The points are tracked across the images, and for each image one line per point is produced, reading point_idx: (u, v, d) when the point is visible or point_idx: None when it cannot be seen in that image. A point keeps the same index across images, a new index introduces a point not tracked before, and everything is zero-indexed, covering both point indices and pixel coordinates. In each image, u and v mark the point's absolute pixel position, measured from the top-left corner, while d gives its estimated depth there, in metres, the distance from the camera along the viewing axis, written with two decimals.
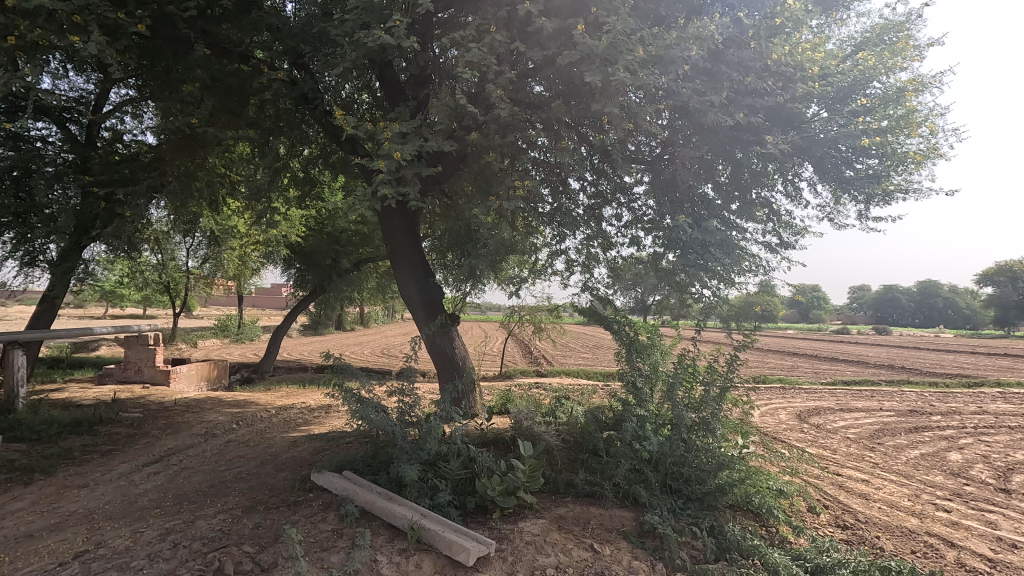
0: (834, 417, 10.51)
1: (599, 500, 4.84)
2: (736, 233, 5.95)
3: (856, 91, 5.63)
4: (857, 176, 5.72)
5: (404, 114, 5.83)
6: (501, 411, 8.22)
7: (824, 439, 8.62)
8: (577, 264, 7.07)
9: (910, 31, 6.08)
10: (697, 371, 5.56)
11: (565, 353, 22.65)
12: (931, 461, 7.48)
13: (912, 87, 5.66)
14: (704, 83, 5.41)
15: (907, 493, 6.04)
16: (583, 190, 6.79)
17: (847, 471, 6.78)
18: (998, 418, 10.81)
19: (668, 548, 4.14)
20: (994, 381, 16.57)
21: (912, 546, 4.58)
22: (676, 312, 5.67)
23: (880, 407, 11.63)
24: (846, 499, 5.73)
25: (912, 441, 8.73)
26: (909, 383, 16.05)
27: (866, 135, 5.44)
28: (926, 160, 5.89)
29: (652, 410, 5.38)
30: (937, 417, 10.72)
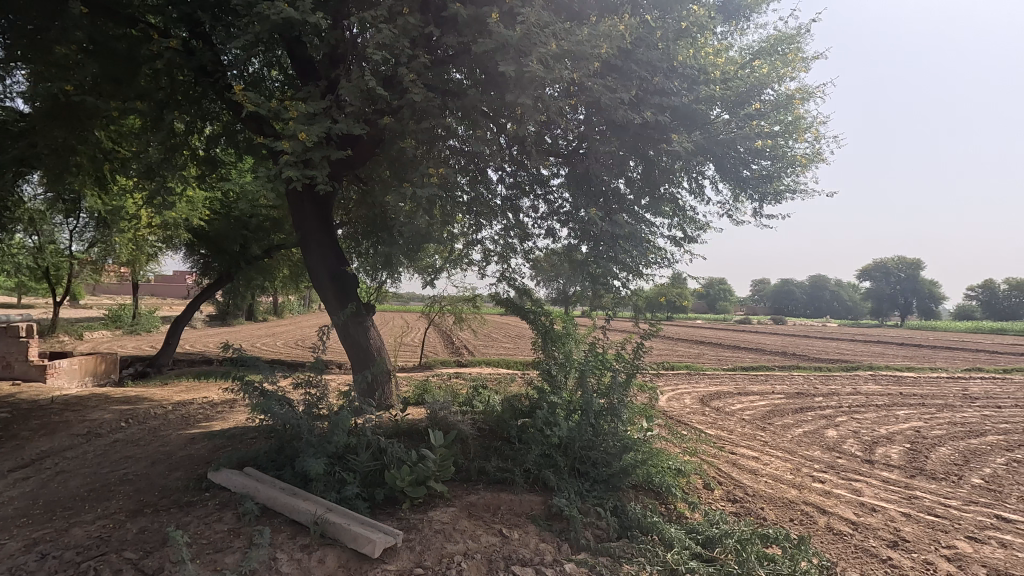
0: (732, 400, 11.35)
1: (509, 486, 4.93)
2: (645, 228, 6.23)
3: (752, 97, 6.04)
4: (753, 176, 6.19)
5: (314, 94, 5.57)
6: (417, 401, 8.14)
7: (723, 421, 9.26)
8: (494, 255, 7.12)
9: (800, 44, 6.58)
10: (608, 359, 5.75)
11: (487, 344, 22.80)
12: (812, 438, 8.28)
13: (799, 96, 6.17)
14: (615, 80, 5.59)
15: (789, 468, 6.64)
16: (501, 180, 6.79)
17: (740, 450, 7.34)
18: (868, 398, 12.15)
19: (574, 529, 4.28)
20: (868, 366, 18.56)
21: (790, 514, 5.05)
22: (590, 303, 5.97)
23: (772, 390, 12.70)
24: (738, 475, 6.21)
25: (798, 420, 9.61)
26: (798, 368, 17.63)
27: (760, 138, 5.87)
28: (811, 163, 6.44)
29: (564, 397, 5.51)
30: (819, 398, 11.86)
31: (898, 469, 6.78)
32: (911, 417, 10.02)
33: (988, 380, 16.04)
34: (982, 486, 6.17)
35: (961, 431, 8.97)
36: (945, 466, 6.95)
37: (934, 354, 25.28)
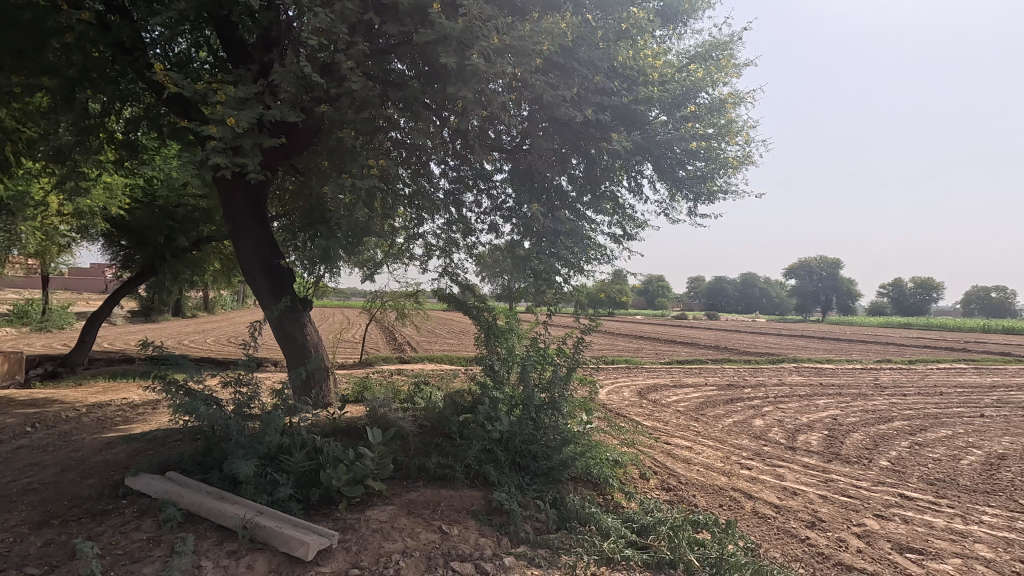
0: (668, 392, 11.79)
1: (450, 482, 4.90)
2: (586, 224, 6.33)
3: (688, 99, 6.25)
4: (688, 176, 6.43)
5: (246, 78, 5.29)
6: (357, 399, 7.95)
7: (659, 412, 9.60)
8: (436, 249, 7.04)
9: (733, 51, 6.88)
10: (549, 354, 5.80)
11: (431, 340, 22.61)
12: (741, 427, 8.73)
13: (731, 100, 6.44)
14: (557, 78, 5.64)
15: (720, 456, 6.96)
16: (443, 174, 6.71)
17: (675, 440, 7.63)
18: (791, 388, 12.94)
19: (514, 523, 4.30)
20: (791, 358, 19.77)
21: (719, 500, 5.29)
22: (534, 298, 5.88)
23: (705, 382, 13.29)
24: (672, 464, 6.45)
25: (728, 410, 10.11)
26: (729, 361, 18.54)
27: (695, 140, 6.09)
28: (741, 165, 6.75)
29: (506, 392, 5.53)
30: (748, 389, 12.52)
31: (817, 454, 7.26)
32: (829, 406, 10.75)
33: (896, 371, 17.46)
34: (889, 468, 6.70)
35: (871, 418, 9.71)
36: (857, 450, 7.50)
37: (850, 347, 27.26)
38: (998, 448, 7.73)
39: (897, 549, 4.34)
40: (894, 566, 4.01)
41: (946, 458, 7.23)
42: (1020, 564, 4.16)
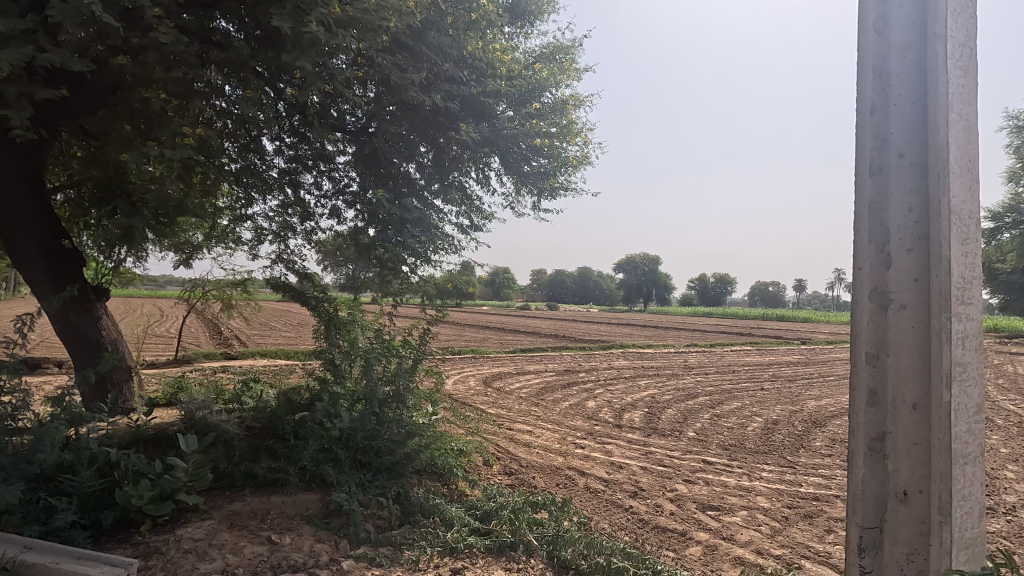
0: (511, 380, 12.26)
1: (282, 488, 4.50)
2: (434, 214, 6.25)
3: (533, 97, 6.48)
4: (533, 172, 6.68)
5: (9, 10, 4.23)
6: (169, 401, 6.93)
7: (503, 399, 9.92)
8: (269, 234, 6.40)
9: (575, 55, 7.27)
10: (394, 346, 5.59)
11: (264, 333, 20.73)
12: (576, 409, 9.40)
13: (573, 102, 6.81)
14: (405, 60, 5.42)
15: (557, 437, 7.39)
16: (278, 151, 6.08)
17: (517, 425, 7.94)
18: (618, 371, 14.30)
19: (353, 524, 4.06)
20: (620, 344, 21.84)
21: (556, 480, 5.61)
22: (379, 288, 5.80)
23: (545, 368, 14.08)
24: (514, 449, 6.69)
25: (565, 394, 10.82)
26: (567, 348, 19.88)
27: (539, 137, 6.35)
28: (581, 165, 7.19)
29: (348, 387, 5.24)
30: (582, 374, 13.54)
31: (639, 430, 8.09)
32: (649, 386, 12.09)
33: (700, 353, 20.26)
34: (695, 438, 7.72)
35: (682, 395, 11.12)
36: (671, 424, 8.53)
37: (665, 333, 31.09)
38: (773, 415, 9.37)
39: (701, 508, 5.00)
40: (699, 523, 4.60)
41: (736, 426, 8.55)
42: (787, 509, 5.06)
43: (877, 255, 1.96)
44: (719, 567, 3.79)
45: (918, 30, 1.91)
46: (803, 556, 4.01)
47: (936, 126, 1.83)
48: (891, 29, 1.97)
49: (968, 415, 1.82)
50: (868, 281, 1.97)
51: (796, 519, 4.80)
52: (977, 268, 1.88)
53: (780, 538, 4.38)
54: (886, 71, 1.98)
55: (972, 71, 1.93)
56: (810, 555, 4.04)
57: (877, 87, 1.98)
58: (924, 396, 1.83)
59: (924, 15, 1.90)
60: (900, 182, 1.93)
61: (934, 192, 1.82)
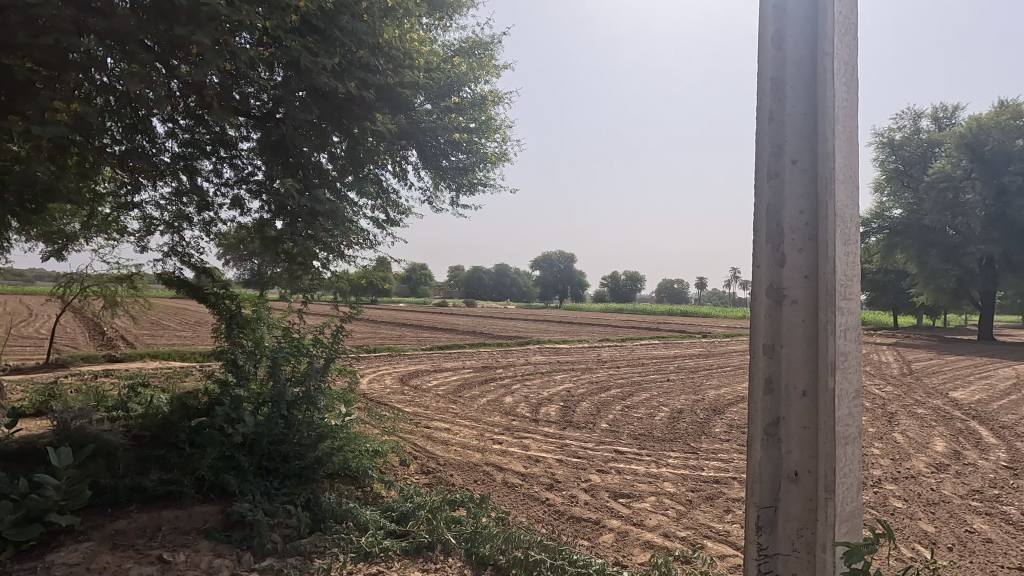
0: (428, 377, 12.09)
1: (175, 502, 4.13)
2: (347, 207, 6.01)
3: (452, 91, 6.39)
4: (451, 166, 6.61)
5: None
6: (37, 411, 6.14)
7: (420, 397, 9.76)
8: (161, 224, 5.85)
9: (494, 52, 7.26)
10: (304, 345, 5.26)
11: (154, 333, 18.95)
12: (493, 405, 9.44)
13: (492, 98, 6.80)
14: (317, 43, 5.11)
15: (475, 434, 7.38)
16: (170, 133, 5.55)
17: (434, 423, 7.84)
18: (534, 367, 14.55)
19: (258, 535, 3.80)
20: (536, 340, 22.24)
21: (474, 477, 5.59)
22: (287, 285, 5.52)
23: (462, 365, 14.03)
24: (431, 447, 6.59)
25: (482, 390, 10.83)
26: (484, 345, 19.95)
27: (457, 131, 6.28)
28: (499, 161, 7.21)
29: (253, 389, 4.90)
30: (500, 370, 13.63)
31: (555, 423, 8.28)
32: (564, 380, 12.41)
33: (612, 347, 21.10)
34: (607, 429, 8.02)
35: (595, 388, 11.52)
36: (585, 417, 8.80)
37: (579, 329, 32.04)
38: (678, 404, 9.94)
39: (613, 496, 5.19)
40: (611, 511, 4.78)
41: (645, 416, 8.99)
42: (691, 492, 5.38)
43: (774, 254, 2.11)
44: (630, 552, 3.94)
45: (810, 48, 2.07)
46: (705, 536, 4.27)
47: (825, 136, 1.99)
48: (787, 45, 2.12)
49: (848, 400, 2.01)
50: (766, 278, 2.11)
51: (699, 501, 5.11)
52: (856, 267, 2.08)
53: (685, 520, 4.64)
54: (783, 82, 2.13)
55: (855, 88, 2.12)
56: (711, 535, 4.31)
57: (775, 97, 2.13)
58: (813, 384, 2.00)
59: (815, 33, 2.06)
60: (794, 187, 2.08)
61: (823, 196, 1.98)
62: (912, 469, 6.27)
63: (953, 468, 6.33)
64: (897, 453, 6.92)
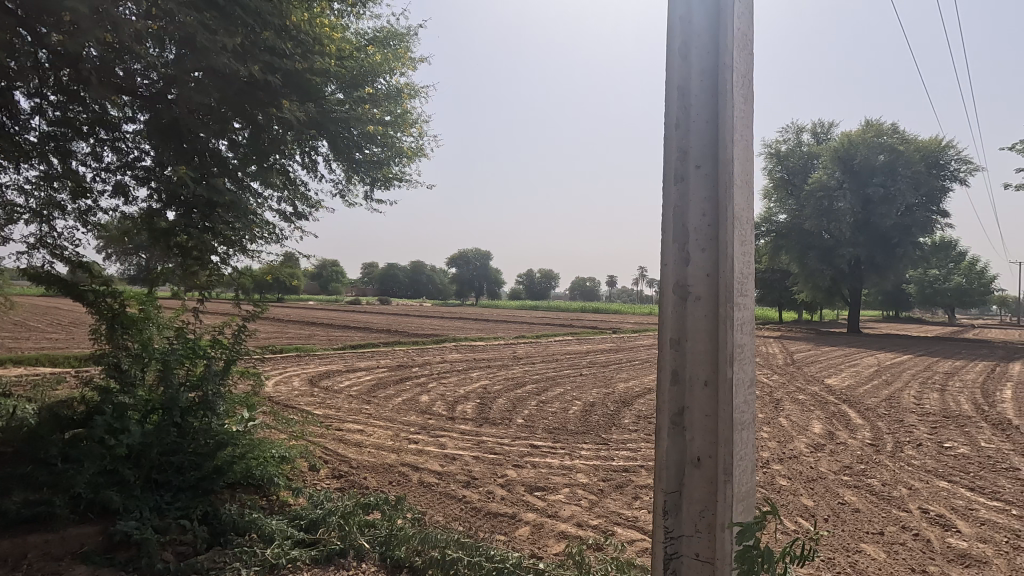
0: (340, 378, 11.64)
1: (45, 525, 3.68)
2: (251, 198, 5.63)
3: (366, 81, 6.16)
4: (365, 159, 6.39)
5: None
6: None
7: (330, 399, 9.38)
8: (26, 213, 5.17)
9: (410, 44, 7.09)
10: (200, 346, 4.85)
11: (18, 335, 16.69)
12: (408, 404, 9.27)
13: (407, 91, 6.65)
14: (216, 20, 4.70)
15: (390, 434, 7.21)
16: (38, 110, 4.92)
17: (346, 425, 7.56)
18: (451, 364, 14.46)
19: (147, 554, 3.46)
20: (452, 338, 22.13)
21: (389, 478, 5.46)
22: (182, 281, 5.02)
23: (376, 364, 13.65)
24: (343, 450, 6.35)
25: (397, 390, 10.60)
26: (399, 343, 19.54)
27: (371, 124, 6.08)
28: (415, 156, 7.07)
29: (141, 396, 4.46)
30: (415, 368, 13.42)
31: (471, 421, 8.28)
32: (480, 377, 12.44)
33: (527, 344, 21.46)
34: (523, 424, 8.15)
35: (511, 384, 11.65)
36: (501, 413, 8.88)
37: (495, 326, 32.24)
38: (590, 398, 10.31)
39: (529, 490, 5.29)
40: (527, 504, 4.86)
41: (559, 410, 9.23)
42: (602, 482, 5.60)
43: (680, 252, 2.23)
44: (545, 543, 4.03)
45: (712, 60, 2.21)
46: (615, 523, 4.45)
47: (725, 143, 2.14)
48: (691, 55, 2.25)
49: (744, 388, 2.18)
50: (673, 276, 2.23)
51: (609, 490, 5.33)
52: (751, 266, 2.25)
53: (596, 509, 4.82)
54: (688, 90, 2.26)
55: (751, 100, 2.29)
56: (620, 521, 4.51)
57: (681, 105, 2.25)
58: (714, 374, 2.14)
59: (716, 46, 2.20)
60: (697, 191, 2.22)
61: (723, 200, 2.12)
62: (794, 449, 6.93)
63: (828, 447, 7.08)
64: (782, 435, 7.62)
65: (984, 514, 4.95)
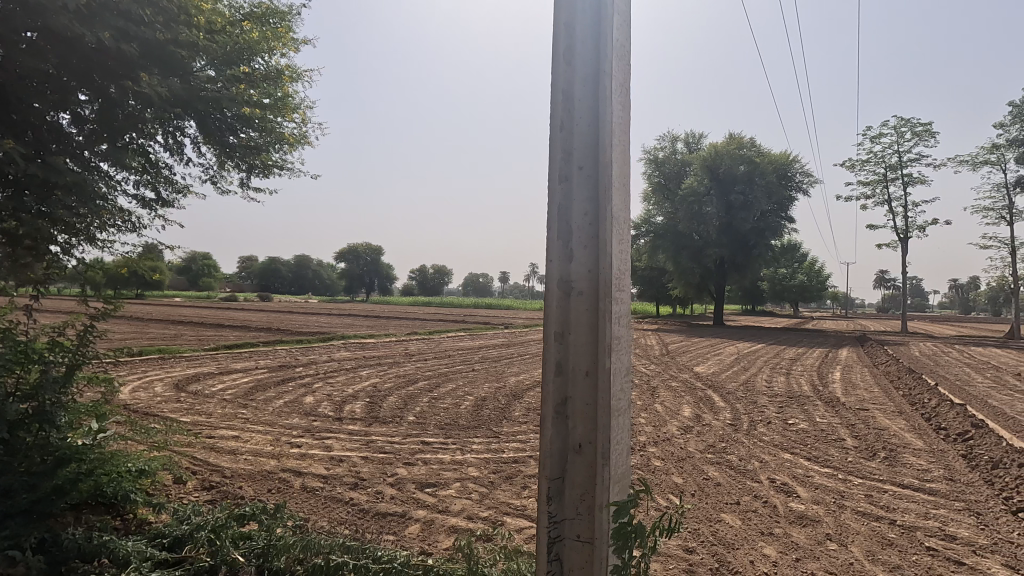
0: (212, 381, 10.66)
1: None
2: (101, 182, 4.99)
3: (240, 59, 5.66)
4: (239, 144, 5.91)
5: None
6: None
7: (200, 405, 8.55)
8: None
9: (291, 23, 6.64)
10: (34, 350, 4.25)
11: None
12: (291, 406, 8.74)
13: (288, 74, 6.24)
14: None
15: (269, 440, 6.74)
16: None
17: (219, 432, 6.95)
18: (339, 363, 13.89)
19: None
20: (341, 335, 21.24)
21: (268, 486, 5.11)
22: (9, 277, 4.30)
23: (255, 365, 12.71)
24: (215, 459, 5.83)
25: (279, 392, 9.95)
26: (281, 342, 18.35)
27: (246, 106, 5.63)
28: (298, 143, 6.67)
29: None
30: (299, 368, 12.69)
31: (360, 421, 7.99)
32: (370, 376, 12.07)
33: (419, 341, 21.18)
34: (414, 422, 8.04)
35: (402, 382, 11.41)
36: (391, 411, 8.67)
37: (386, 322, 31.34)
38: (482, 393, 10.41)
39: (419, 487, 5.24)
40: (417, 502, 4.81)
41: (451, 406, 9.22)
42: (493, 474, 5.69)
43: (564, 249, 2.33)
44: (435, 539, 4.02)
45: (594, 67, 2.32)
46: (505, 513, 4.55)
47: (605, 148, 2.26)
48: (575, 61, 2.36)
49: (620, 377, 2.33)
50: (557, 272, 2.32)
51: (499, 482, 5.44)
52: (627, 264, 2.40)
53: (487, 501, 4.89)
54: (571, 95, 2.36)
55: (629, 109, 2.44)
56: (510, 511, 4.63)
57: (565, 108, 2.35)
58: (594, 365, 2.26)
59: (598, 56, 2.32)
60: (579, 192, 2.33)
61: (602, 201, 2.24)
62: (668, 432, 7.53)
63: (696, 429, 7.78)
64: (658, 420, 8.25)
65: (818, 479, 5.75)
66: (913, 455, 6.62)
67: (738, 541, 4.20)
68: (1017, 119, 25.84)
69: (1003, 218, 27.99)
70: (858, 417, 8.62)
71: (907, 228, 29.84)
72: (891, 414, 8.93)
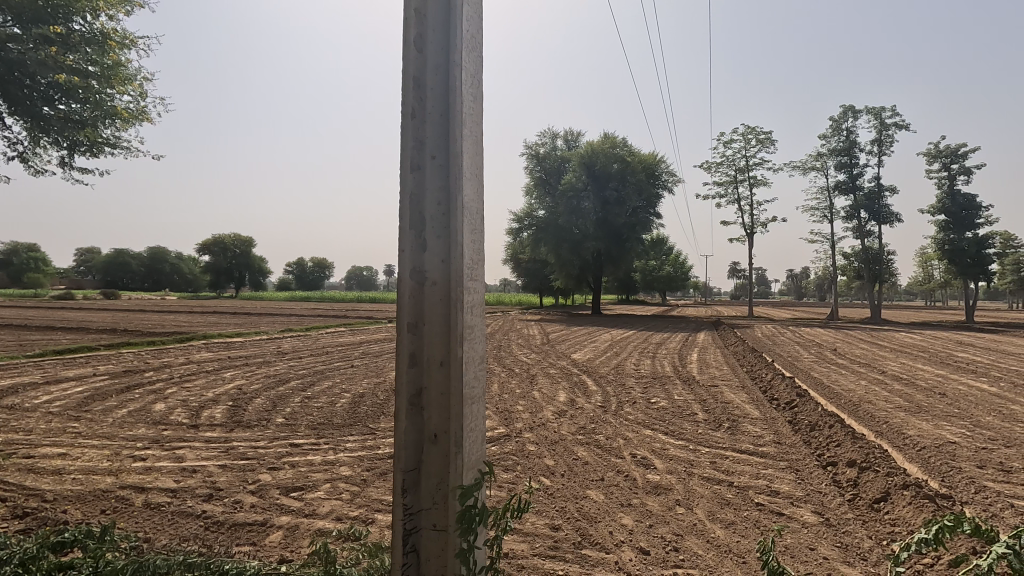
0: (34, 392, 9.17)
1: None
2: None
3: (50, 16, 4.87)
4: (56, 116, 5.12)
5: None
6: None
7: (17, 421, 7.32)
8: None
9: None
10: None
11: None
12: (137, 416, 7.80)
13: (117, 39, 5.48)
14: None
15: (106, 455, 5.94)
16: None
17: (40, 450, 6.00)
18: (199, 365, 12.66)
19: None
20: (203, 334, 19.33)
21: (101, 506, 4.51)
22: None
23: (93, 372, 11.15)
24: (34, 482, 5.03)
25: (122, 400, 8.82)
26: (129, 344, 16.32)
27: (60, 71, 4.86)
28: (133, 120, 5.89)
29: None
30: (149, 373, 11.36)
31: (220, 427, 7.34)
32: (234, 377, 11.11)
33: (294, 337, 19.94)
34: (284, 424, 7.56)
35: (272, 383, 10.65)
36: (258, 415, 8.06)
37: (258, 321, 28.12)
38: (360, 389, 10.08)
39: (284, 492, 4.94)
40: (280, 508, 4.53)
41: (325, 405, 8.79)
42: (366, 472, 5.54)
43: (417, 241, 2.30)
44: (297, 545, 3.83)
45: (445, 57, 2.32)
46: (376, 511, 4.46)
47: (455, 139, 2.26)
48: (426, 50, 2.33)
49: (474, 365, 2.37)
50: (410, 263, 2.27)
51: (373, 479, 5.30)
52: (480, 256, 2.45)
53: (358, 499, 4.75)
54: (422, 83, 2.33)
55: (480, 101, 2.48)
56: (381, 507, 4.54)
57: (416, 95, 2.31)
58: (447, 355, 2.28)
59: (448, 44, 2.31)
60: (432, 182, 2.31)
61: (454, 193, 2.26)
62: (544, 418, 7.82)
63: (569, 413, 8.20)
64: (535, 407, 8.54)
65: (672, 451, 6.32)
66: (750, 424, 7.53)
67: (599, 514, 4.49)
68: (836, 132, 30.26)
69: (826, 218, 32.80)
70: (709, 393, 9.63)
71: (753, 225, 33.81)
72: (736, 389, 10.08)
